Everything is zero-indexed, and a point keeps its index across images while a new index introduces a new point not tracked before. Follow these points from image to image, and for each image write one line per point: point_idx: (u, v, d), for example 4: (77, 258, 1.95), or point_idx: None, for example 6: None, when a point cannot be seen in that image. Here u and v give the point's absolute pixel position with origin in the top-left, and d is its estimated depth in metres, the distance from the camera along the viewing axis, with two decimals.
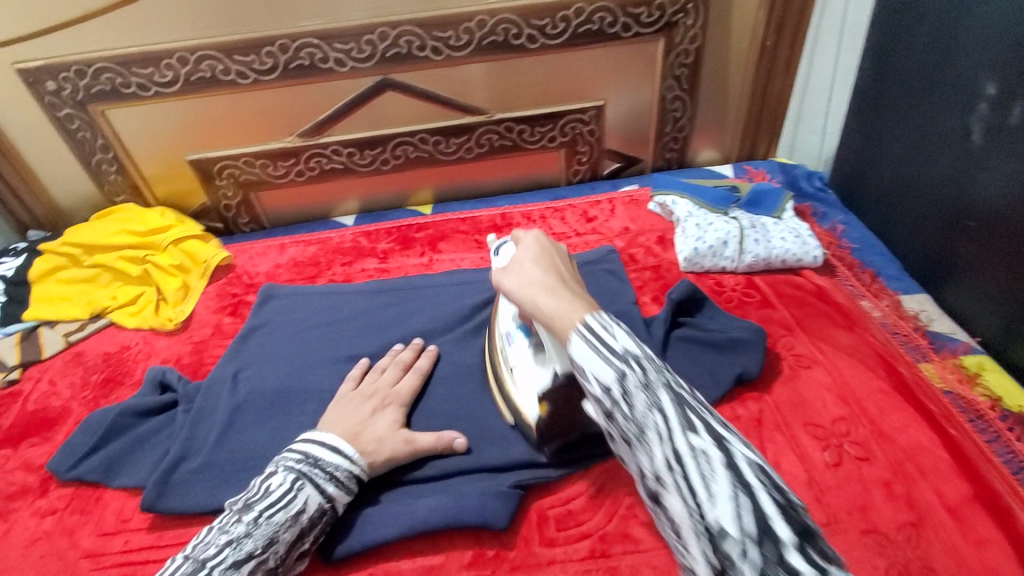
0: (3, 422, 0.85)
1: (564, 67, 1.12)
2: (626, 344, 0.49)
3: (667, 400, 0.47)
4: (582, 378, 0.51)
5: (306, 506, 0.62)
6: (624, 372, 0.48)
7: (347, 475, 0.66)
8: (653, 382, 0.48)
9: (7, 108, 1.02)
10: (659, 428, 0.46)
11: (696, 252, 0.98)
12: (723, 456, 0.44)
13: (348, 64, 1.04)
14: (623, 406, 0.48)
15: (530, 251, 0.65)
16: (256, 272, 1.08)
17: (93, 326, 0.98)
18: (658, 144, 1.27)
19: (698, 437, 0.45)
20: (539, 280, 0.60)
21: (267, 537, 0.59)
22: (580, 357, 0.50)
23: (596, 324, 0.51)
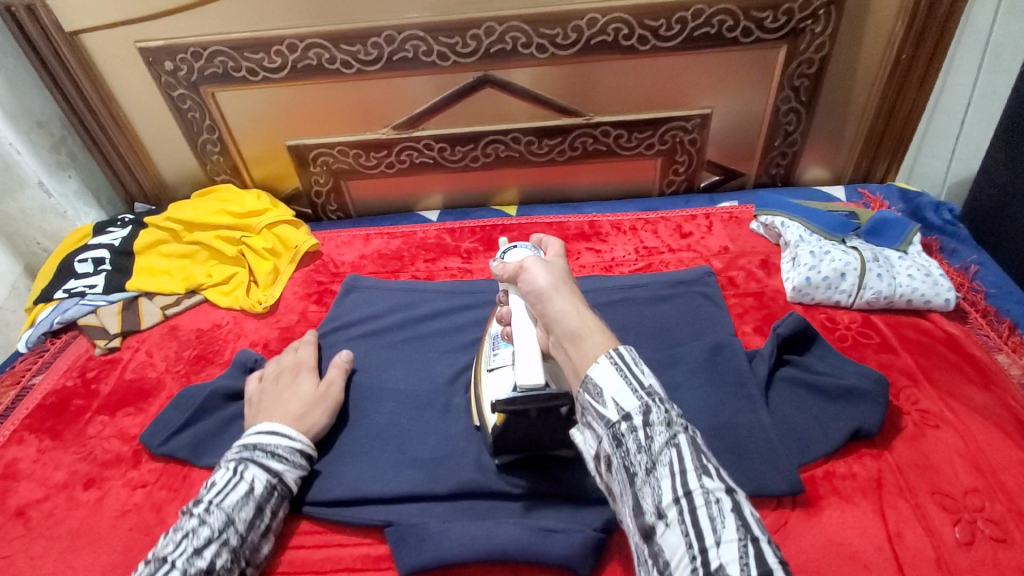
0: (103, 387, 0.89)
1: (673, 71, 1.05)
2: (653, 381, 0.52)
3: (686, 442, 0.49)
4: (596, 402, 0.53)
5: (253, 485, 0.64)
6: (646, 404, 0.51)
7: (291, 451, 0.69)
8: (674, 424, 0.50)
9: (127, 85, 1.07)
10: (673, 464, 0.48)
11: (807, 282, 0.90)
12: (731, 503, 0.46)
13: (451, 59, 1.02)
14: (640, 436, 0.50)
15: (561, 266, 0.66)
16: (341, 261, 1.09)
17: (188, 301, 1.01)
18: (764, 158, 1.18)
19: (712, 481, 0.47)
20: (566, 285, 0.62)
21: (223, 518, 0.61)
22: (599, 379, 0.53)
23: (628, 355, 0.54)
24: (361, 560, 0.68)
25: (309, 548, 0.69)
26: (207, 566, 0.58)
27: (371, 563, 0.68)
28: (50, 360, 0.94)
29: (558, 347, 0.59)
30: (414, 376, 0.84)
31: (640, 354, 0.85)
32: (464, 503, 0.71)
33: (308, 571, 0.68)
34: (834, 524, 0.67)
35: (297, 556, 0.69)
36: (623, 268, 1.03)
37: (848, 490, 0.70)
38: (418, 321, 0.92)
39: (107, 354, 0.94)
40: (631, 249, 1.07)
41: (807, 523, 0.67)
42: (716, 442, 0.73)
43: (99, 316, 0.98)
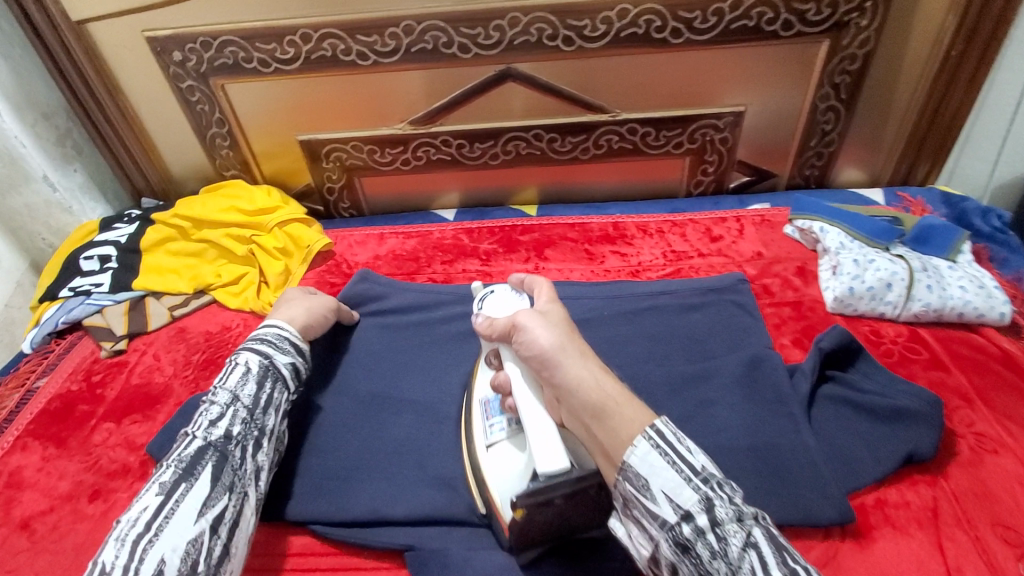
0: (109, 392, 0.85)
1: (706, 66, 1.00)
2: (706, 463, 0.47)
3: (760, 538, 0.45)
4: (647, 499, 0.47)
5: (246, 364, 0.68)
6: (708, 497, 0.46)
7: (279, 336, 0.73)
8: (745, 518, 0.45)
9: (135, 76, 1.02)
10: (755, 569, 0.43)
11: (849, 292, 0.86)
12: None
13: (472, 51, 0.96)
14: (709, 538, 0.45)
15: (557, 314, 0.58)
16: (355, 262, 1.05)
17: (197, 302, 0.98)
18: (798, 159, 1.12)
19: None
20: (577, 346, 0.54)
21: (227, 395, 0.65)
22: (646, 472, 0.47)
23: (669, 431, 0.48)
24: None
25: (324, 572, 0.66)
26: (225, 433, 0.62)
27: None
28: (54, 362, 0.91)
29: (581, 423, 0.51)
30: (433, 387, 0.80)
31: (672, 367, 0.80)
32: (489, 527, 0.66)
33: None
34: (887, 558, 0.62)
35: None
36: (650, 274, 0.98)
37: (903, 520, 0.65)
38: (435, 326, 0.87)
39: (112, 357, 0.91)
40: (658, 252, 1.02)
41: (858, 557, 0.63)
42: (758, 465, 0.68)
43: (105, 317, 0.94)
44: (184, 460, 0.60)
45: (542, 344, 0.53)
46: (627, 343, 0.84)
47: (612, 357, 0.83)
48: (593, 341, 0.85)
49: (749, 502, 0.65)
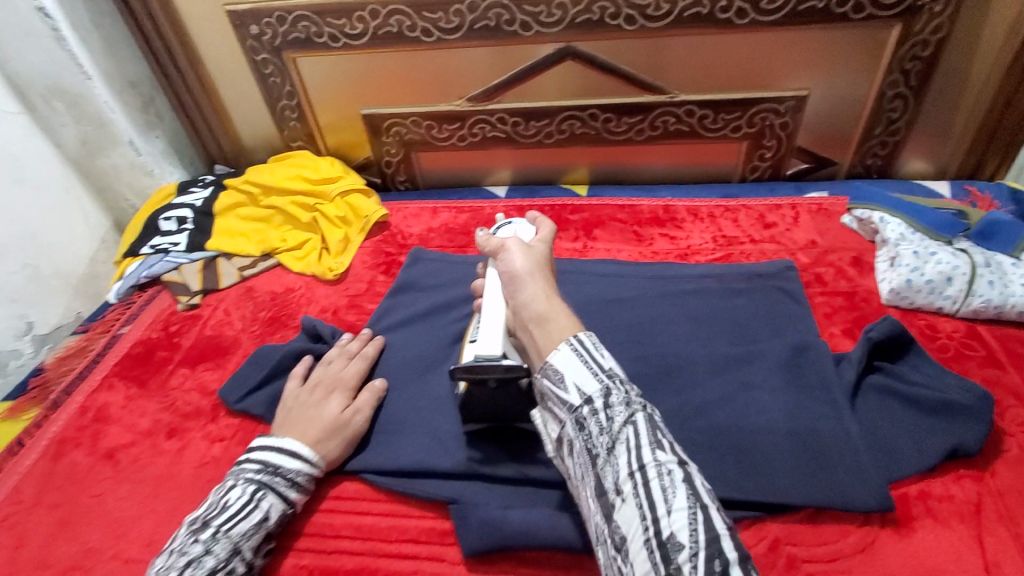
0: (185, 342, 0.93)
1: (771, 48, 0.98)
2: (614, 364, 0.54)
3: (644, 420, 0.51)
4: (559, 387, 0.54)
5: (266, 514, 0.63)
6: (607, 386, 0.53)
7: (307, 478, 0.68)
8: (633, 403, 0.52)
9: (214, 48, 1.09)
10: (630, 441, 0.49)
11: (907, 284, 0.84)
12: (683, 474, 0.47)
13: (533, 28, 0.98)
14: (601, 418, 0.51)
15: (543, 250, 0.68)
16: (409, 233, 1.09)
17: (263, 264, 1.04)
18: (861, 147, 1.09)
19: (664, 454, 0.48)
20: (542, 274, 0.64)
21: (229, 548, 0.60)
22: (561, 366, 0.55)
23: (589, 341, 0.56)
24: (425, 534, 0.68)
25: (377, 516, 0.70)
26: None
27: (436, 538, 0.68)
28: (137, 312, 0.99)
29: (523, 329, 0.61)
30: None
31: (716, 348, 0.81)
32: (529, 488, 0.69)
33: (375, 539, 0.68)
34: (926, 549, 0.62)
35: (365, 523, 0.70)
36: (699, 257, 0.98)
37: (945, 514, 0.65)
38: None
39: (188, 310, 0.98)
40: (708, 237, 1.02)
41: (896, 544, 0.63)
42: (798, 449, 0.68)
43: (181, 273, 1.02)
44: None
45: (514, 261, 0.65)
46: (672, 323, 0.85)
47: (657, 335, 0.84)
48: (638, 320, 0.86)
49: (788, 483, 0.66)
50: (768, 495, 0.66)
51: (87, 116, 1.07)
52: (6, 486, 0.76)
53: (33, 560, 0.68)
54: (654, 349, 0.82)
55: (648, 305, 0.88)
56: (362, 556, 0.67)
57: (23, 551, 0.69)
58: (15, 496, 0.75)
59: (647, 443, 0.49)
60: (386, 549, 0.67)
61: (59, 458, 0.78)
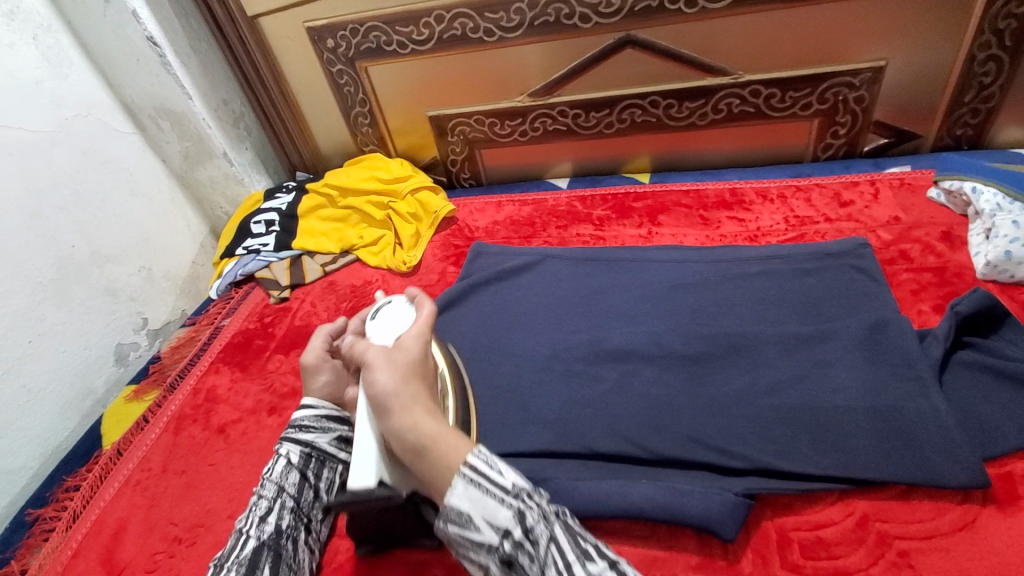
0: (277, 331, 1.01)
1: (843, 19, 0.94)
2: (516, 480, 0.51)
3: (558, 529, 0.50)
4: (472, 532, 0.50)
5: (289, 456, 0.68)
6: (520, 511, 0.50)
7: (313, 418, 0.70)
8: (548, 516, 0.51)
9: (296, 63, 1.18)
10: (556, 561, 0.48)
11: (1007, 255, 0.79)
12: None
13: (593, 20, 1.00)
14: (527, 547, 0.49)
15: (413, 351, 0.60)
16: (475, 226, 1.14)
17: (343, 260, 1.11)
18: (948, 117, 1.02)
19: (594, 563, 0.48)
20: (415, 391, 0.57)
21: (273, 489, 0.65)
22: (466, 506, 0.50)
23: (482, 459, 0.52)
24: None
25: None
26: (274, 529, 0.63)
27: None
28: (235, 306, 1.09)
29: (404, 456, 0.55)
30: (547, 335, 0.85)
31: (790, 326, 0.78)
32: (598, 461, 0.71)
33: None
34: None
35: None
36: (770, 238, 0.96)
37: None
38: (549, 284, 0.93)
39: (279, 303, 1.07)
40: (779, 217, 0.99)
41: (1001, 523, 0.60)
42: (885, 427, 0.65)
43: (272, 271, 1.11)
44: (242, 561, 0.59)
45: (372, 379, 0.57)
46: (744, 302, 0.83)
47: (729, 314, 0.82)
48: (708, 301, 0.85)
49: (873, 461, 0.64)
50: (854, 471, 0.64)
51: (188, 133, 1.18)
52: (136, 456, 0.86)
53: (161, 520, 0.77)
54: (726, 328, 0.80)
55: (716, 285, 0.87)
56: None
57: (153, 512, 0.78)
58: (143, 465, 0.84)
59: (569, 555, 0.48)
60: None
61: (178, 433, 0.88)
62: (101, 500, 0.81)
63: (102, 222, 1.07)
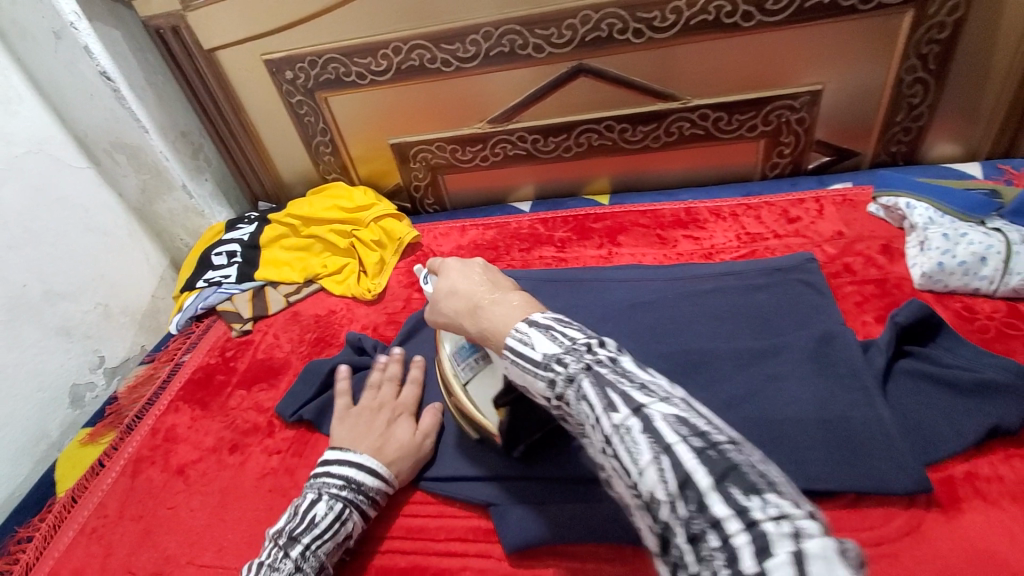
0: (240, 364, 1.00)
1: (780, 47, 0.99)
2: (544, 350, 0.50)
3: (589, 384, 0.46)
4: (533, 394, 0.52)
5: (349, 532, 0.66)
6: (550, 379, 0.49)
7: (383, 496, 0.70)
8: (576, 373, 0.47)
9: (254, 95, 1.18)
10: (590, 415, 0.45)
11: (939, 267, 0.83)
12: (639, 422, 0.41)
13: (546, 50, 1.03)
14: (567, 405, 0.48)
15: (452, 280, 0.63)
16: (440, 252, 1.15)
17: (307, 289, 1.11)
18: (883, 135, 1.08)
19: (618, 413, 0.42)
20: (468, 303, 0.60)
21: (317, 565, 0.62)
22: (519, 381, 0.53)
23: (515, 341, 0.52)
24: (472, 532, 0.71)
25: (424, 518, 0.73)
26: None
27: (482, 536, 0.70)
28: (195, 341, 1.07)
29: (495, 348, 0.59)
30: None
31: (743, 341, 0.81)
32: None
33: (423, 539, 0.71)
34: (974, 528, 0.62)
35: (414, 524, 0.73)
36: (724, 255, 1.00)
37: (994, 494, 0.65)
38: None
39: (241, 336, 1.06)
40: (732, 235, 1.03)
41: (944, 527, 0.63)
42: (834, 437, 0.68)
43: (234, 303, 1.10)
44: None
45: (457, 325, 0.62)
46: (700, 320, 0.86)
47: (686, 332, 0.85)
48: (667, 319, 0.87)
49: (823, 471, 0.67)
50: (806, 482, 0.66)
51: (145, 166, 1.16)
52: (93, 501, 0.83)
53: (121, 566, 0.75)
54: (684, 345, 0.83)
55: (674, 303, 0.89)
56: (413, 555, 0.70)
57: (112, 559, 0.76)
58: (101, 510, 0.82)
59: (600, 410, 0.44)
60: (435, 547, 0.70)
61: (136, 476, 0.85)
62: (59, 548, 0.79)
63: (56, 260, 1.04)
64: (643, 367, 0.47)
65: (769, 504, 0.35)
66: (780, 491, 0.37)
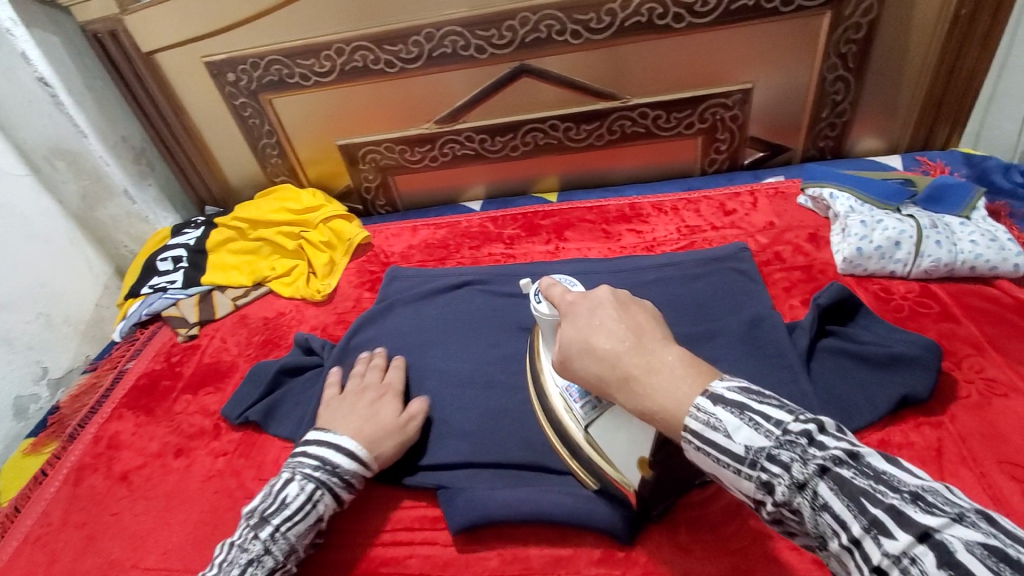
0: (185, 370, 0.98)
1: (711, 47, 1.04)
2: (744, 440, 0.43)
3: (829, 491, 0.40)
4: (729, 486, 0.46)
5: (322, 514, 0.66)
6: (765, 481, 0.43)
7: (358, 479, 0.69)
8: (804, 477, 0.41)
9: (195, 96, 1.16)
10: (838, 530, 0.39)
11: (858, 252, 0.89)
12: (930, 553, 0.35)
13: (487, 51, 1.05)
14: (795, 513, 0.42)
15: (599, 329, 0.52)
16: (391, 251, 1.15)
17: (255, 292, 1.10)
18: (811, 131, 1.14)
19: (890, 537, 0.36)
20: (620, 361, 0.49)
21: (287, 547, 0.63)
22: (708, 469, 0.46)
23: (694, 423, 0.45)
24: (418, 522, 0.72)
25: (368, 511, 0.74)
26: None
27: (427, 525, 0.71)
28: (140, 348, 1.05)
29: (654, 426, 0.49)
30: (458, 350, 0.87)
31: (679, 328, 0.84)
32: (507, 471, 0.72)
33: (368, 531, 0.72)
34: None
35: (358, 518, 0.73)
36: (665, 247, 1.03)
37: (906, 459, 0.68)
38: (460, 301, 0.95)
39: (188, 341, 1.04)
40: (673, 228, 1.07)
41: None
42: None
43: (179, 308, 1.08)
44: None
45: (605, 393, 0.52)
46: None
47: None
48: None
49: None
50: None
51: (85, 171, 1.14)
52: (33, 512, 0.81)
53: None
54: None
55: None
56: (357, 547, 0.71)
57: (52, 570, 0.74)
58: (42, 522, 0.79)
59: (855, 527, 0.38)
60: (380, 540, 0.71)
61: (77, 485, 0.83)
62: None
63: None
64: (901, 467, 0.40)
65: None
66: None
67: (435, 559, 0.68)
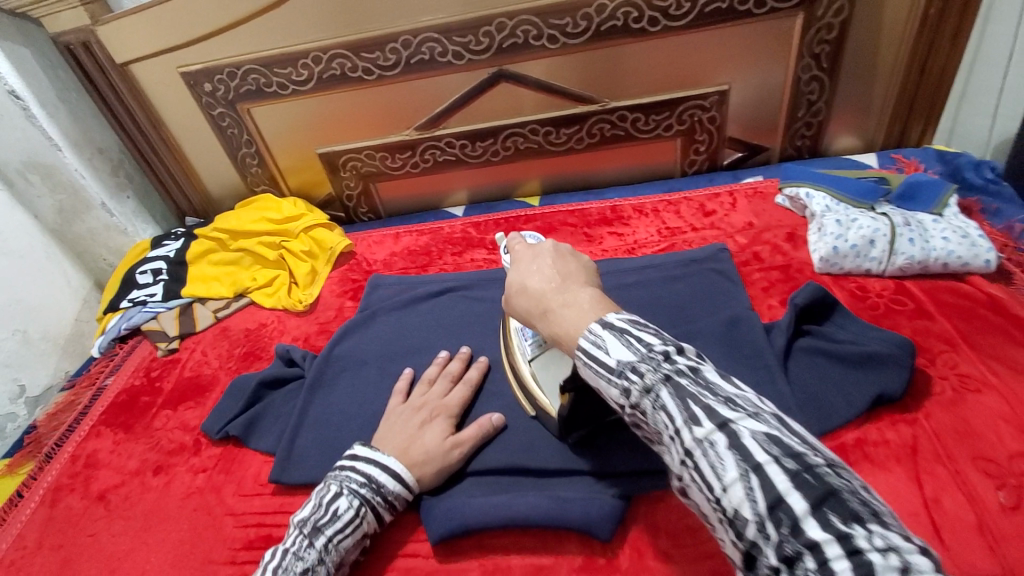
0: (166, 385, 0.97)
1: (687, 49, 1.05)
2: (619, 355, 0.45)
3: (668, 396, 0.42)
4: (600, 391, 0.48)
5: (368, 530, 0.65)
6: (625, 388, 0.45)
7: (402, 499, 0.68)
8: (653, 383, 0.43)
9: (172, 107, 1.15)
10: (667, 426, 0.42)
11: (834, 251, 0.90)
12: (727, 438, 0.38)
13: (465, 57, 1.05)
14: (638, 414, 0.45)
15: (538, 272, 0.56)
16: (374, 259, 1.15)
17: (236, 304, 1.09)
18: (788, 131, 1.15)
19: (701, 427, 0.40)
20: (545, 294, 0.53)
21: (337, 559, 0.62)
22: (589, 378, 0.48)
23: (588, 341, 0.47)
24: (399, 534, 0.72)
25: None
26: None
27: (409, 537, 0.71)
28: (119, 363, 1.04)
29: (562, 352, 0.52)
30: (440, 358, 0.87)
31: (659, 330, 0.85)
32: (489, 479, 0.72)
33: None
34: None
35: None
36: (645, 250, 1.04)
37: (881, 457, 0.69)
38: (442, 309, 0.95)
39: (168, 355, 1.03)
40: (653, 231, 1.08)
41: None
42: None
43: (159, 321, 1.07)
44: None
45: (532, 324, 0.55)
46: None
47: None
48: None
49: None
50: None
51: (61, 185, 1.12)
52: (10, 534, 0.80)
53: None
54: None
55: None
56: None
57: None
58: (18, 544, 0.78)
59: (682, 423, 0.41)
60: None
61: (55, 505, 0.82)
62: None
63: None
64: (730, 379, 0.43)
65: (875, 534, 0.33)
66: (873, 496, 0.36)
67: (416, 571, 0.68)
